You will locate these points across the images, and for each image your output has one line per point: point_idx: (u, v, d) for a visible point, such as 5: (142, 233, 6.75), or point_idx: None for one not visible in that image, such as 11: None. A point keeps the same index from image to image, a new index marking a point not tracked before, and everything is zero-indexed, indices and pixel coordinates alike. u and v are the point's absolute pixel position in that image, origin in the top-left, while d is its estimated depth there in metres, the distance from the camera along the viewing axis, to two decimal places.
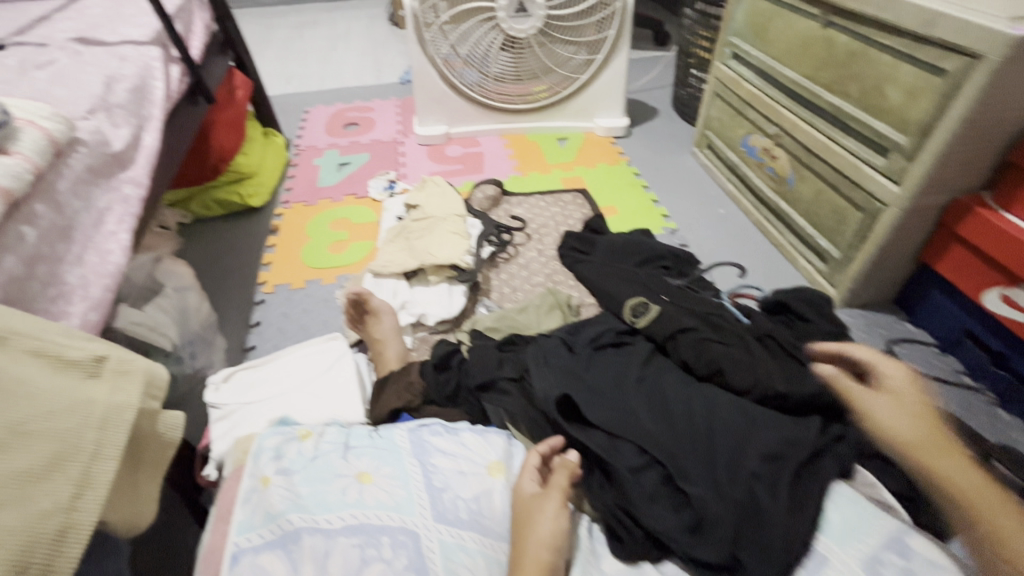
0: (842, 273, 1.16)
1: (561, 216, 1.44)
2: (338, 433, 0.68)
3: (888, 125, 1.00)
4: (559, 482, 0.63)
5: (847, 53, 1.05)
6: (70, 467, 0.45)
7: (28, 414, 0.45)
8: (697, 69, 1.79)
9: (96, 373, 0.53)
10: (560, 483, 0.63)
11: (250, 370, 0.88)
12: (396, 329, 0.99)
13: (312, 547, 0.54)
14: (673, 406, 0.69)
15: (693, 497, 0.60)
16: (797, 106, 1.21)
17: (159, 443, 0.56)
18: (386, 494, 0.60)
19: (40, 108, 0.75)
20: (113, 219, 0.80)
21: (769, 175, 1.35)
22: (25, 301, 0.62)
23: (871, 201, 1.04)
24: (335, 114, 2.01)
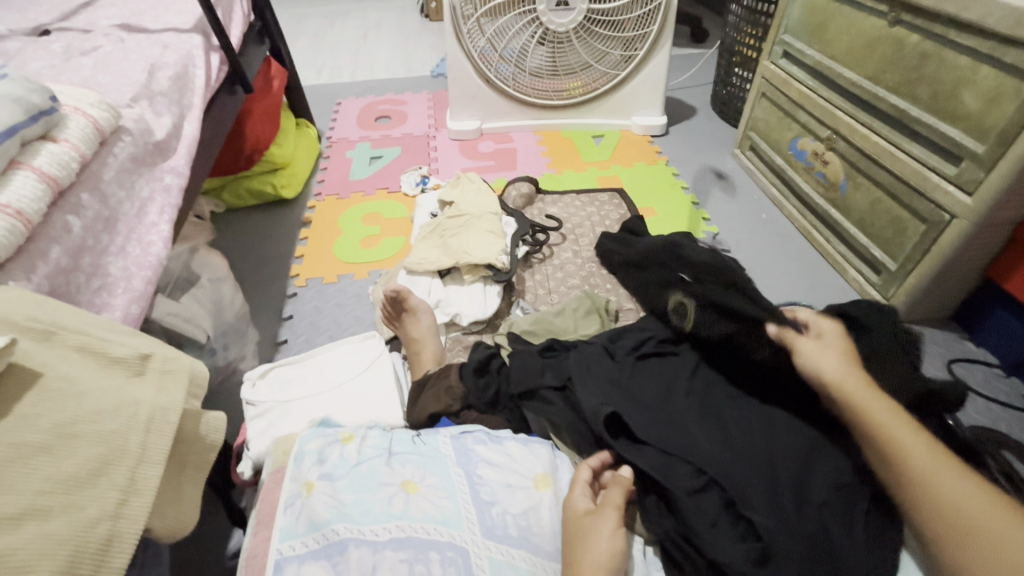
0: (898, 286, 1.10)
1: (597, 216, 1.40)
2: (381, 437, 0.66)
3: (961, 131, 0.94)
4: (614, 500, 0.59)
5: (918, 54, 0.99)
6: (115, 472, 0.43)
7: (75, 415, 0.43)
8: (741, 67, 1.72)
9: (141, 373, 0.51)
10: (615, 500, 0.59)
11: (286, 367, 0.87)
12: (432, 329, 0.97)
13: (359, 560, 0.52)
14: (730, 426, 0.66)
15: (760, 527, 0.56)
16: (856, 109, 1.15)
17: (202, 445, 0.54)
18: (433, 506, 0.58)
19: (87, 95, 0.74)
20: (155, 209, 0.78)
21: (819, 180, 1.29)
22: (69, 293, 0.61)
23: (937, 212, 0.98)
24: (367, 106, 1.99)
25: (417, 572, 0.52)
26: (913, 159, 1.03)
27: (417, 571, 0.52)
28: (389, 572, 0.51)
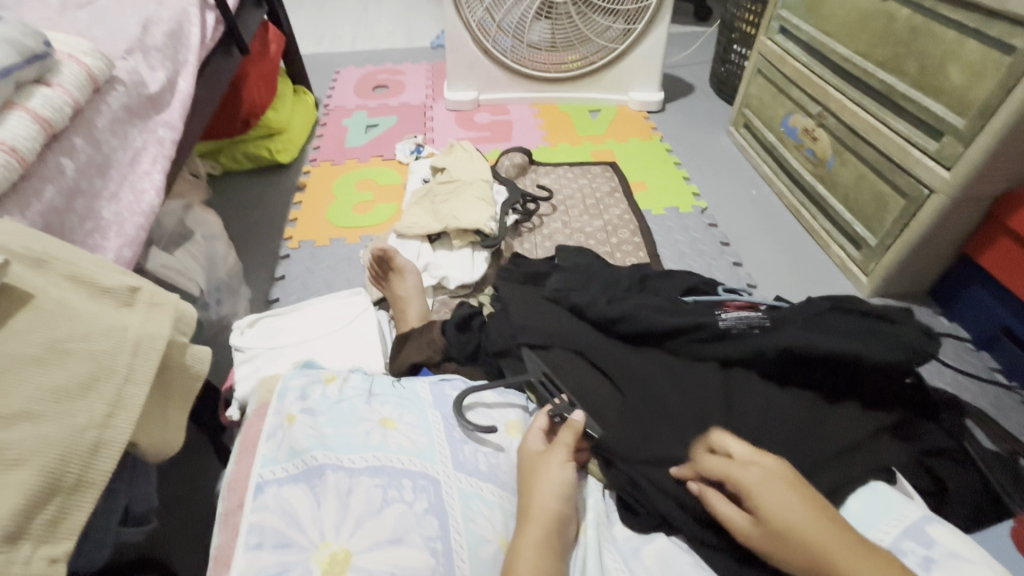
0: (877, 261, 1.12)
1: (588, 188, 1.42)
2: (363, 380, 0.70)
3: (945, 107, 0.95)
4: (565, 440, 0.63)
5: (908, 29, 1.00)
6: (103, 388, 0.46)
7: (67, 333, 0.46)
8: (739, 44, 1.72)
9: (129, 303, 0.54)
10: (566, 440, 0.63)
11: (276, 318, 0.91)
12: (418, 288, 1.00)
13: (335, 483, 0.56)
14: (680, 403, 0.68)
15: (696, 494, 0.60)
16: (847, 85, 1.16)
17: (188, 375, 0.57)
18: (408, 440, 0.61)
19: (81, 44, 0.75)
20: (148, 159, 0.80)
21: (808, 157, 1.30)
22: (63, 232, 0.64)
23: (918, 187, 1.00)
24: (365, 75, 1.99)
25: (389, 496, 0.56)
26: (897, 135, 1.04)
27: (390, 495, 0.56)
28: (364, 494, 0.55)
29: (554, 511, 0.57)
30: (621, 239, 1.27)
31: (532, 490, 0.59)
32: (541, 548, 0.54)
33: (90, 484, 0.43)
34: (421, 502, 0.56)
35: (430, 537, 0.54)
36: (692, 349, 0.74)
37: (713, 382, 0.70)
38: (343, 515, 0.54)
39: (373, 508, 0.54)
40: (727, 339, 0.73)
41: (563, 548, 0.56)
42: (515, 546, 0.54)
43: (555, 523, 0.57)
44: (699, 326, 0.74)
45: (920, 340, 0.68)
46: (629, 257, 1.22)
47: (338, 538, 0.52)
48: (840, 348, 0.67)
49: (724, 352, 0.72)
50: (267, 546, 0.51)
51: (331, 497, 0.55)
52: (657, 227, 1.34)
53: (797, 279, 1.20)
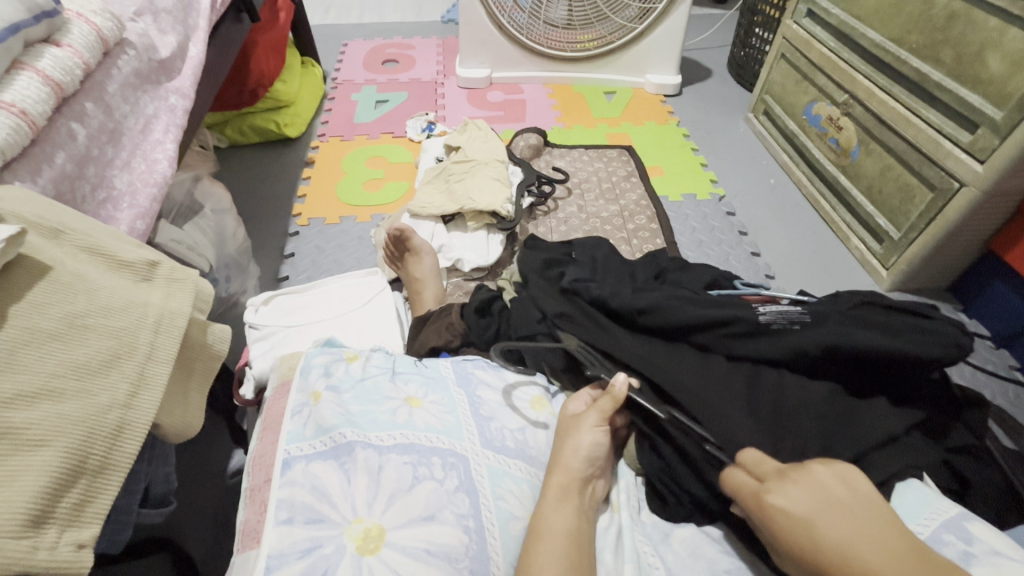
0: (898, 255, 1.10)
1: (604, 171, 1.39)
2: (384, 358, 0.68)
3: (983, 97, 0.92)
4: (602, 405, 0.62)
5: (946, 15, 0.97)
6: (126, 366, 0.44)
7: (86, 308, 0.44)
8: (761, 28, 1.67)
9: (149, 278, 0.51)
10: (602, 406, 0.62)
11: (289, 296, 0.89)
12: (435, 270, 0.98)
13: (365, 460, 0.54)
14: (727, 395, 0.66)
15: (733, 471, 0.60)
16: (876, 73, 1.13)
17: (208, 354, 0.55)
18: (435, 419, 0.60)
19: (89, 2, 0.71)
20: (159, 127, 0.77)
21: (831, 147, 1.27)
22: (75, 202, 0.61)
23: (948, 179, 0.98)
24: (375, 49, 1.93)
25: (420, 473, 0.54)
26: (928, 125, 1.02)
27: (421, 473, 0.54)
28: (395, 472, 0.53)
29: (577, 472, 0.58)
30: (638, 225, 1.24)
31: (559, 451, 0.60)
32: (564, 511, 0.54)
33: (113, 466, 0.41)
34: (453, 481, 0.54)
35: (463, 515, 0.52)
36: (730, 348, 0.71)
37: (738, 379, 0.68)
38: (375, 493, 0.52)
39: (405, 486, 0.53)
40: (765, 335, 0.70)
41: (585, 511, 0.56)
42: (539, 511, 0.55)
43: (577, 484, 0.57)
44: (735, 319, 0.71)
45: (959, 335, 0.66)
46: (647, 244, 1.20)
47: (371, 514, 0.51)
48: (880, 344, 0.65)
49: (761, 349, 0.70)
50: (299, 522, 0.50)
51: (362, 474, 0.53)
52: (674, 214, 1.32)
53: (816, 271, 1.19)
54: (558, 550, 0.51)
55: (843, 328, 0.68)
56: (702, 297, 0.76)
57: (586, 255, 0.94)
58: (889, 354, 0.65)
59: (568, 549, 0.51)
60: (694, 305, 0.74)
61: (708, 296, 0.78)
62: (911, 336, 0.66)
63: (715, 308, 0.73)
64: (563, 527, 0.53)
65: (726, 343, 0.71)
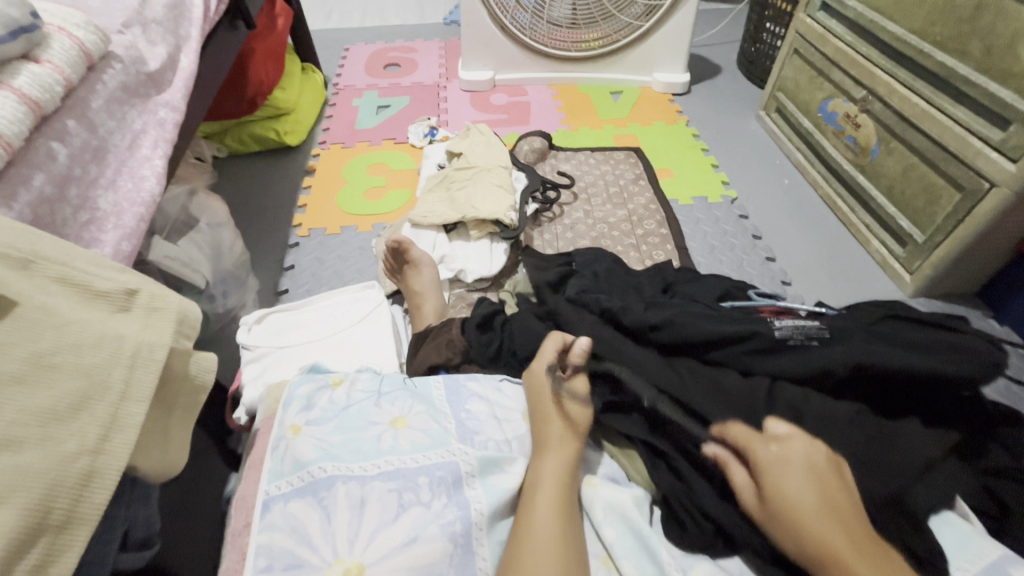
0: (923, 259, 1.05)
1: (611, 175, 1.35)
2: (371, 380, 0.65)
3: (1015, 92, 0.86)
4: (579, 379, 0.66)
5: (973, 5, 0.91)
6: (97, 408, 0.41)
7: (55, 346, 0.41)
8: (772, 22, 1.62)
9: (127, 308, 0.48)
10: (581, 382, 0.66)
11: (284, 314, 0.86)
12: (435, 283, 0.94)
13: (347, 494, 0.51)
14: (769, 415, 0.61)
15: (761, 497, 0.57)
16: (897, 68, 1.07)
17: (191, 386, 0.52)
18: (422, 437, 0.57)
19: (72, 15, 0.69)
20: (148, 143, 0.74)
21: (849, 145, 1.22)
22: (55, 225, 0.59)
23: (977, 180, 0.92)
24: (376, 53, 1.90)
25: (405, 500, 0.51)
26: (955, 122, 0.96)
27: (406, 499, 0.51)
28: (378, 503, 0.51)
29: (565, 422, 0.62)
30: (647, 231, 1.20)
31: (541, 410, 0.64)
32: (554, 459, 0.58)
33: (82, 518, 0.39)
34: (440, 500, 0.52)
35: (450, 522, 0.51)
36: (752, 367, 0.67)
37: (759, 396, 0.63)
38: (356, 530, 0.49)
39: (388, 517, 0.50)
40: (784, 352, 0.67)
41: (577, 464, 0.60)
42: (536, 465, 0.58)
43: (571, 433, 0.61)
44: (753, 334, 0.68)
45: (993, 353, 0.63)
46: (657, 251, 1.15)
47: (352, 553, 0.48)
48: (909, 363, 0.62)
49: (782, 366, 0.66)
50: (278, 569, 0.47)
51: (342, 511, 0.50)
52: (684, 219, 1.27)
53: (833, 277, 1.14)
54: (552, 495, 0.55)
55: (867, 346, 0.64)
56: (718, 312, 0.73)
57: (587, 268, 0.93)
58: (919, 373, 0.61)
59: (560, 503, 0.55)
60: (710, 320, 0.71)
61: (724, 311, 0.74)
62: (947, 356, 0.63)
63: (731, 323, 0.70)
64: (553, 470, 0.57)
65: (740, 358, 0.68)
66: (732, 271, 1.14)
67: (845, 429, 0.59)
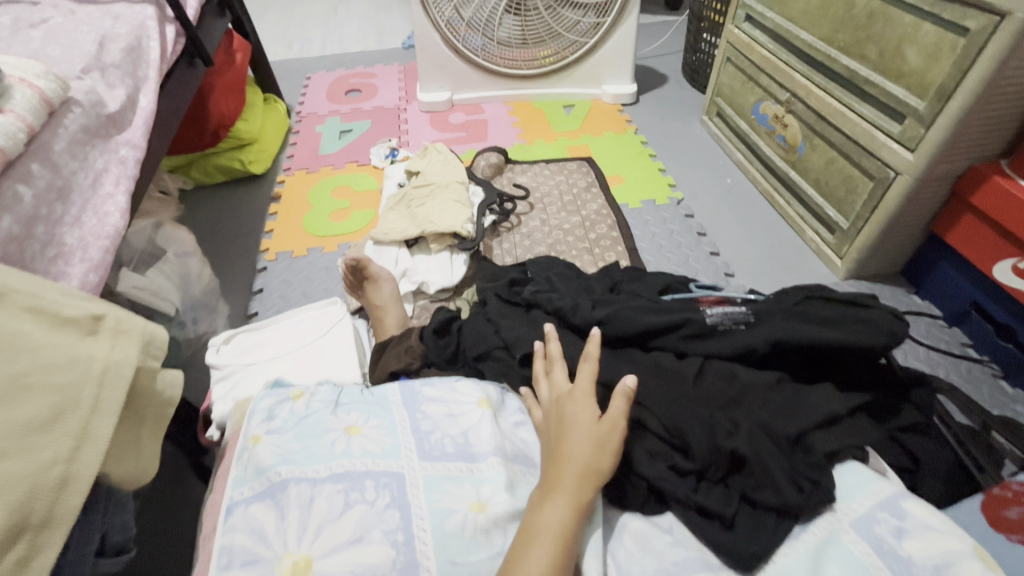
0: (849, 244, 1.14)
1: (565, 184, 1.42)
2: (330, 392, 0.71)
3: (906, 89, 0.96)
4: (618, 408, 0.63)
5: (866, 14, 1.01)
6: (69, 420, 0.46)
7: (27, 367, 0.46)
8: (708, 33, 1.73)
9: (94, 332, 0.53)
10: (619, 411, 0.63)
11: (251, 334, 0.91)
12: (395, 295, 1.00)
13: (297, 495, 0.56)
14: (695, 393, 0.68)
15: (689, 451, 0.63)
16: (811, 71, 1.17)
17: (159, 401, 0.56)
18: (373, 443, 0.62)
19: (32, 66, 0.73)
20: (111, 180, 0.79)
21: (780, 144, 1.31)
22: (23, 262, 0.63)
23: (884, 169, 1.02)
24: (337, 80, 1.96)
25: (352, 499, 0.56)
26: (862, 119, 1.06)
27: (352, 498, 0.56)
28: (326, 501, 0.55)
29: (588, 462, 0.59)
30: (600, 234, 1.27)
31: (566, 445, 0.60)
32: (557, 507, 0.55)
33: (59, 520, 0.43)
34: (384, 499, 0.57)
35: (391, 530, 0.54)
36: (686, 351, 0.73)
37: (688, 371, 0.70)
38: (305, 525, 0.54)
39: (335, 513, 0.55)
40: (714, 336, 0.74)
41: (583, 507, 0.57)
42: (538, 507, 0.56)
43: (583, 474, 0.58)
44: (685, 321, 0.75)
45: (891, 322, 0.71)
46: (609, 253, 1.22)
47: (301, 546, 0.52)
48: (821, 338, 0.69)
49: (712, 347, 0.73)
50: (235, 565, 0.52)
51: (293, 509, 0.55)
52: (634, 221, 1.35)
53: (772, 267, 1.22)
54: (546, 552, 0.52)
55: (785, 324, 0.72)
56: (656, 304, 0.80)
57: (541, 275, 1.00)
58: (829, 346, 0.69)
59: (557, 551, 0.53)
60: (647, 312, 0.78)
61: (662, 303, 0.82)
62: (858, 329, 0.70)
63: (663, 314, 0.77)
64: (554, 524, 0.54)
65: (675, 342, 0.74)
66: (679, 266, 1.22)
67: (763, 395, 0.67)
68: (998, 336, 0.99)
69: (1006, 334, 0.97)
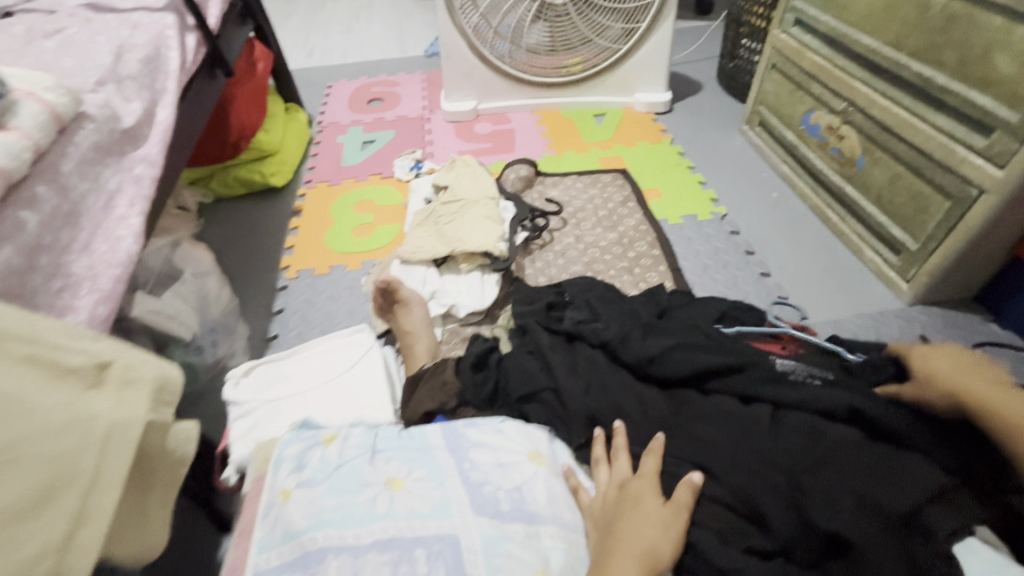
0: (918, 267, 1.04)
1: (600, 198, 1.34)
2: (364, 435, 0.64)
3: (993, 99, 0.87)
4: (683, 499, 0.58)
5: (944, 16, 0.92)
6: (64, 499, 0.39)
7: (17, 435, 0.39)
8: (748, 38, 1.64)
9: (98, 384, 0.46)
10: (685, 499, 0.58)
11: (272, 365, 0.84)
12: (426, 321, 0.93)
13: (338, 569, 0.49)
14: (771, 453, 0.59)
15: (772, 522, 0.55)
16: (874, 79, 1.08)
17: (170, 460, 0.49)
18: (419, 501, 0.55)
19: (41, 79, 0.68)
20: (124, 202, 0.72)
21: (834, 156, 1.22)
22: (26, 296, 0.57)
23: (964, 187, 0.92)
24: (359, 89, 1.91)
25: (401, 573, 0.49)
26: (937, 130, 0.96)
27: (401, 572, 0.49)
28: None
29: (650, 543, 0.54)
30: (640, 252, 1.19)
31: (625, 526, 0.55)
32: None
33: None
34: (438, 572, 0.49)
35: None
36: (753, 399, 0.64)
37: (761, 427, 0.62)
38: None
39: None
40: (784, 383, 0.65)
41: None
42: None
43: (648, 559, 0.53)
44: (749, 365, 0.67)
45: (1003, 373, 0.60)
46: (650, 273, 1.14)
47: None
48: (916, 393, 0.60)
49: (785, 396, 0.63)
50: None
51: None
52: (675, 238, 1.26)
53: (830, 291, 1.12)
54: None
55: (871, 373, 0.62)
56: (714, 341, 0.71)
57: (582, 298, 0.92)
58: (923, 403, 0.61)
59: None
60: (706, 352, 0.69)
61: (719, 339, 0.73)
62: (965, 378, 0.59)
63: (719, 354, 0.68)
64: None
65: (740, 385, 0.66)
66: (727, 288, 1.13)
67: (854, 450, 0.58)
68: None
69: None
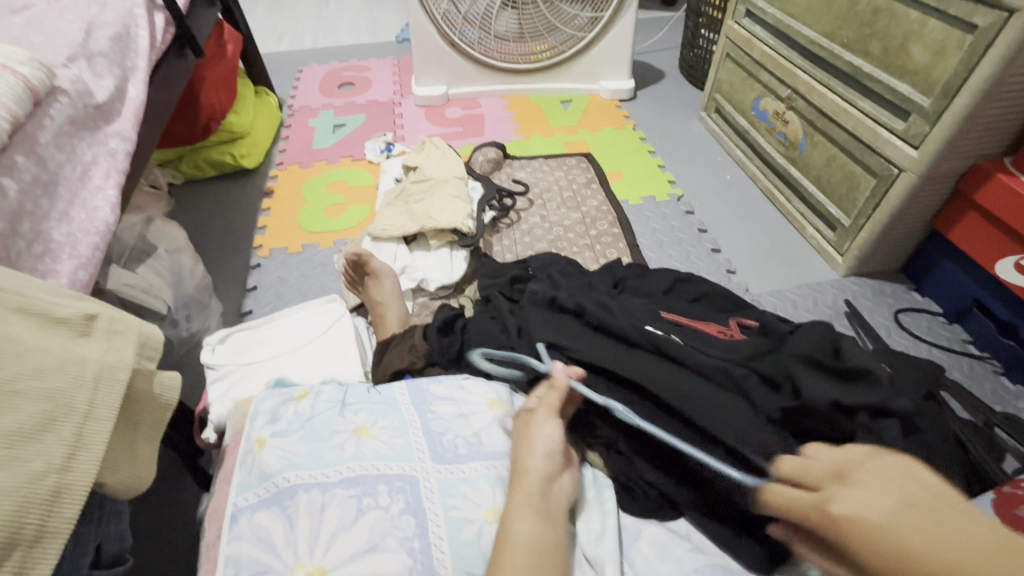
0: (850, 241, 1.14)
1: (564, 180, 1.40)
2: (335, 391, 0.68)
3: (911, 86, 0.96)
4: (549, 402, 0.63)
5: (871, 10, 1.01)
6: (62, 428, 0.44)
7: (15, 371, 0.43)
8: (707, 29, 1.72)
9: (87, 333, 0.50)
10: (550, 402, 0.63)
11: (247, 332, 0.88)
12: (397, 293, 0.97)
13: (308, 502, 0.54)
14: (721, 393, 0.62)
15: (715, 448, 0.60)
16: (814, 67, 1.16)
17: (156, 405, 0.54)
18: (384, 445, 0.60)
19: (16, 53, 0.70)
20: (99, 173, 0.75)
21: (780, 140, 1.31)
22: (9, 259, 0.60)
23: (887, 166, 1.02)
24: (330, 73, 1.93)
25: (365, 505, 0.55)
26: (865, 116, 1.06)
27: (365, 504, 0.55)
28: (338, 508, 0.54)
29: (538, 474, 0.57)
30: (600, 231, 1.26)
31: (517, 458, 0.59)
32: (527, 520, 0.52)
33: (53, 532, 0.41)
34: (398, 505, 0.55)
35: (406, 537, 0.53)
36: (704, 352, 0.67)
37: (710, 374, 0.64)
38: (317, 535, 0.52)
39: (348, 521, 0.53)
40: (722, 345, 0.69)
41: (552, 516, 0.54)
42: (506, 519, 0.53)
43: (543, 492, 0.56)
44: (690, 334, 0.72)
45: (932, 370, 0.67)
46: (610, 249, 1.21)
47: (313, 557, 0.51)
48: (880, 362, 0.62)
49: (723, 354, 0.67)
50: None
51: (304, 518, 0.53)
52: (635, 218, 1.34)
53: (773, 265, 1.21)
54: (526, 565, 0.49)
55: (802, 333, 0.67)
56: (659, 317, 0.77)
57: (543, 272, 0.98)
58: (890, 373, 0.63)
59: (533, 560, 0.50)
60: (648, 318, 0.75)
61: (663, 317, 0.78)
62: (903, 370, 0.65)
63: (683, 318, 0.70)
64: (526, 537, 0.51)
65: (685, 340, 0.70)
66: (680, 263, 1.21)
67: (804, 371, 0.60)
68: (1000, 334, 0.99)
69: (1008, 331, 0.98)
